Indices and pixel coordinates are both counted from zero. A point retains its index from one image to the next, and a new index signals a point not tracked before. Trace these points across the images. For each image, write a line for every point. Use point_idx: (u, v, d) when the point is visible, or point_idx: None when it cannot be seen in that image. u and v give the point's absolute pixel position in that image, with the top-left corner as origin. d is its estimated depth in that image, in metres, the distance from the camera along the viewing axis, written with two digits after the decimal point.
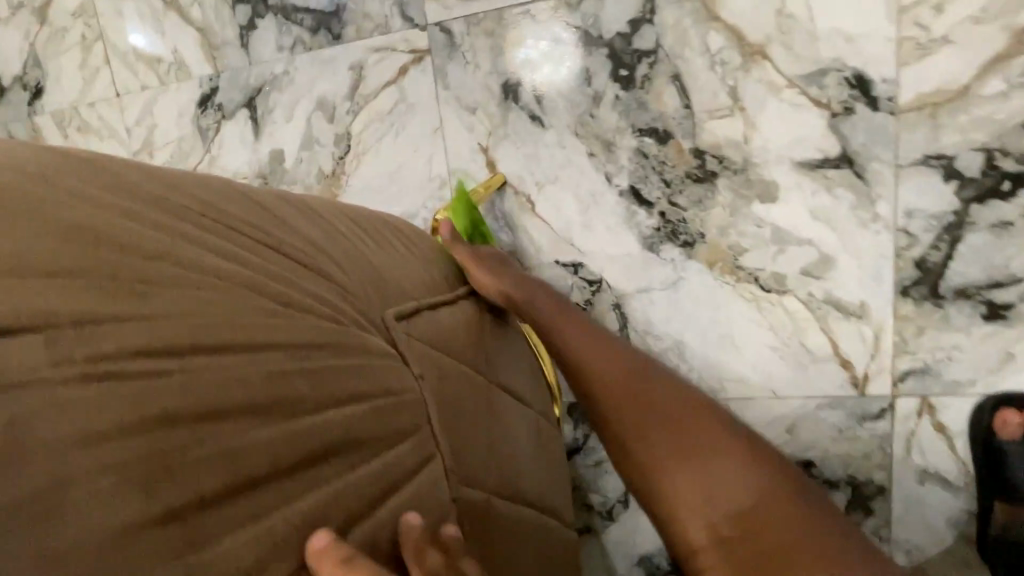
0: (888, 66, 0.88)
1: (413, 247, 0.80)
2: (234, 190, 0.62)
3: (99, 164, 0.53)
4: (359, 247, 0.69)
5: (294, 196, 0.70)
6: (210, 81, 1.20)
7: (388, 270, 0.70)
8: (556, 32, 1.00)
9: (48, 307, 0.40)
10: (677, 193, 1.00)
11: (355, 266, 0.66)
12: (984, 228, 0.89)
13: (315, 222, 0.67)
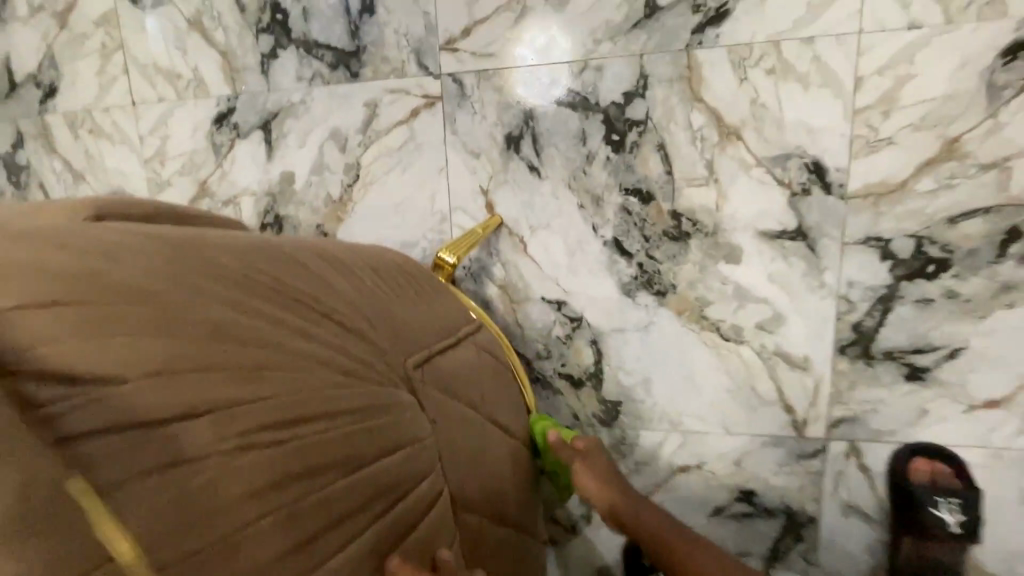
0: (840, 157, 1.02)
1: (425, 294, 0.89)
2: (292, 257, 0.69)
3: (183, 243, 0.58)
4: (384, 301, 0.77)
5: (324, 249, 0.76)
6: (227, 100, 1.27)
7: (407, 322, 0.79)
8: (554, 36, 1.08)
9: (189, 397, 0.48)
10: (654, 248, 1.13)
11: (383, 321, 0.74)
12: (910, 302, 1.04)
13: (348, 278, 0.74)
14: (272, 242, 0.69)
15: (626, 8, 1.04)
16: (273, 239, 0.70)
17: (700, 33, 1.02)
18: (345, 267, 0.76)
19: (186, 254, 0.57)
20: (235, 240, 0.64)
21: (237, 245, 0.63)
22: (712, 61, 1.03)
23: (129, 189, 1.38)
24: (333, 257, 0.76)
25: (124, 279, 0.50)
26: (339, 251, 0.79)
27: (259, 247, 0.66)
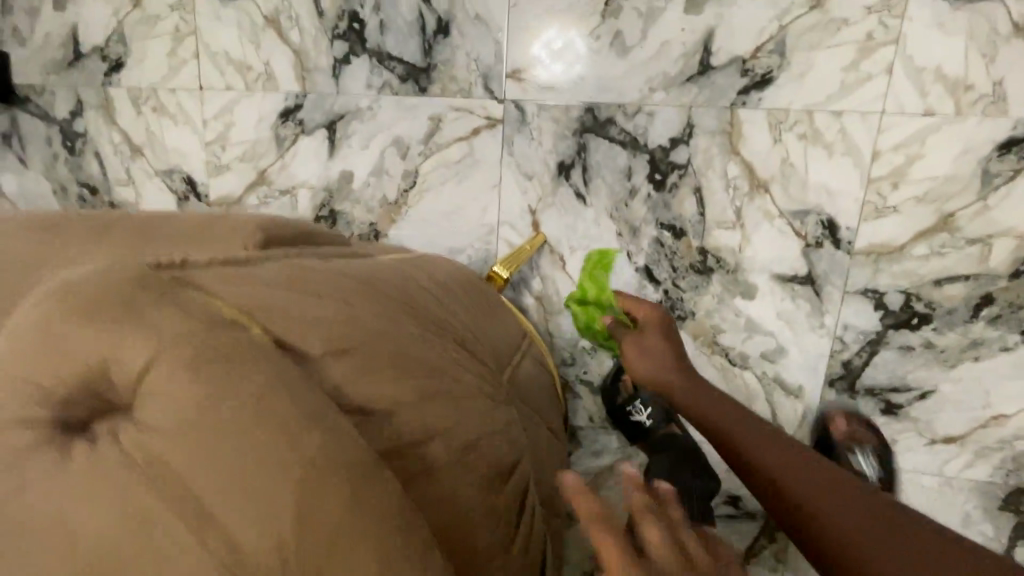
0: (852, 218, 1.16)
1: (491, 307, 1.01)
2: (420, 294, 0.82)
3: (361, 290, 0.71)
4: (473, 313, 0.92)
5: (422, 271, 0.91)
6: (295, 97, 1.34)
7: (492, 332, 0.93)
8: (569, 41, 1.19)
9: (417, 421, 0.62)
10: (680, 278, 1.26)
11: (479, 331, 0.89)
12: (894, 348, 1.21)
13: (448, 295, 0.89)
14: (389, 269, 0.84)
15: (682, 63, 1.15)
16: (389, 266, 0.85)
17: (745, 94, 1.14)
18: (441, 284, 0.91)
19: (367, 298, 0.71)
20: (369, 269, 0.79)
21: (374, 273, 0.78)
22: (752, 121, 1.15)
23: (188, 168, 1.45)
24: (439, 287, 0.89)
25: (346, 324, 0.63)
26: (432, 272, 0.93)
27: (385, 274, 0.81)
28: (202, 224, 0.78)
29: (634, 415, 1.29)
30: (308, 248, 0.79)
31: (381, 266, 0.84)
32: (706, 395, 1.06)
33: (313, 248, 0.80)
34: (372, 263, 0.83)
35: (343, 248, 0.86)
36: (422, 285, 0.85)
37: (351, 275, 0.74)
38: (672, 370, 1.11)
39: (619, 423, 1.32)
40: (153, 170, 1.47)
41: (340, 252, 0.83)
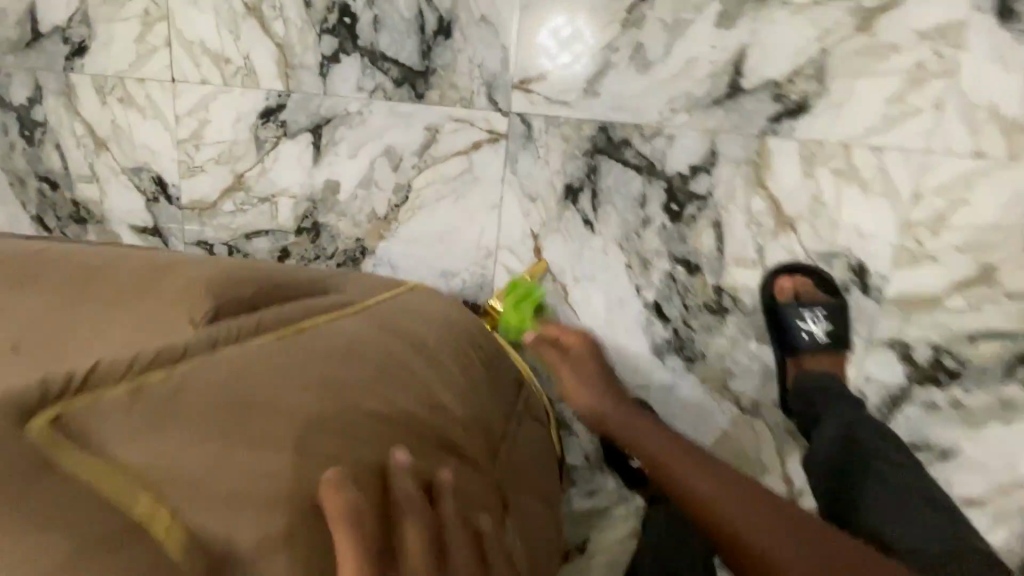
0: (884, 264, 1.06)
1: (484, 347, 0.93)
2: (382, 358, 0.74)
3: (303, 391, 0.63)
4: (462, 363, 0.84)
5: (404, 320, 0.84)
6: (278, 96, 1.21)
7: (482, 385, 0.85)
8: (580, 32, 1.06)
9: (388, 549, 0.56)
10: (692, 316, 1.16)
11: (465, 385, 0.81)
12: (917, 403, 1.12)
13: (432, 349, 0.81)
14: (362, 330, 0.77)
15: (709, 83, 1.03)
16: (362, 324, 0.78)
17: (777, 122, 1.03)
18: (426, 334, 0.83)
19: (311, 400, 0.63)
20: (335, 338, 0.73)
21: (339, 344, 0.72)
22: (783, 151, 1.04)
23: (158, 168, 1.32)
24: (407, 336, 0.80)
25: (284, 458, 0.57)
26: (415, 320, 0.86)
27: (353, 339, 0.74)
28: (143, 291, 0.74)
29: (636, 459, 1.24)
30: (271, 311, 0.74)
31: (352, 326, 0.77)
32: (639, 422, 1.03)
33: (278, 309, 0.75)
34: (341, 326, 0.77)
35: (315, 303, 0.80)
36: (385, 342, 0.77)
37: (308, 355, 0.68)
38: (605, 401, 1.08)
39: (618, 466, 1.29)
40: (120, 167, 1.34)
41: (309, 310, 0.77)
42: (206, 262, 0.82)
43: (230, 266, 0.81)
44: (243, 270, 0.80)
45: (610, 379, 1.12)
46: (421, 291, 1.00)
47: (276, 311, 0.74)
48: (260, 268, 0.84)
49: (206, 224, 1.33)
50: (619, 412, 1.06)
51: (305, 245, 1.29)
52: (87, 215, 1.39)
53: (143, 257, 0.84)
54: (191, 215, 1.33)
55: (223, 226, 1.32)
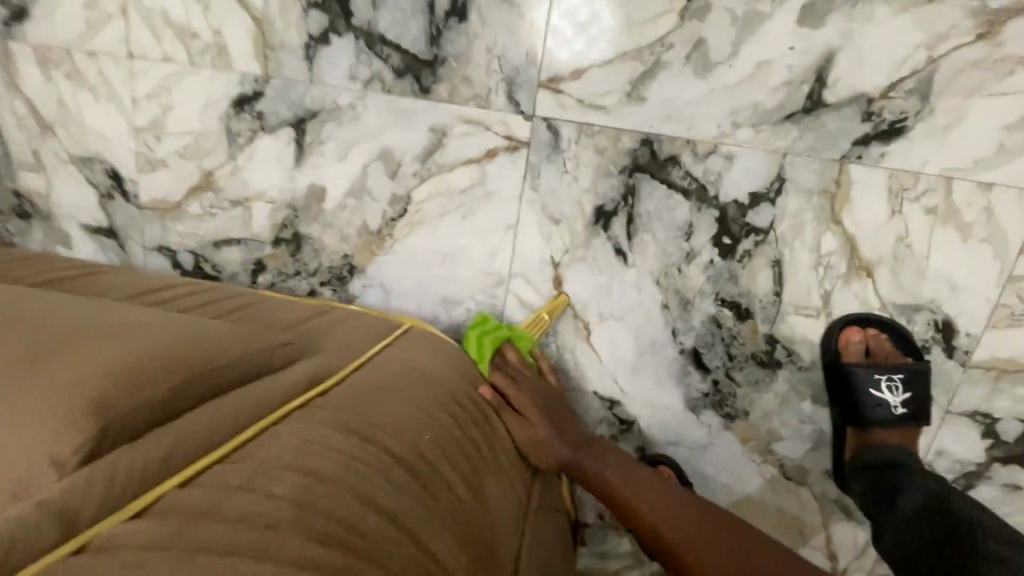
0: (976, 323, 0.88)
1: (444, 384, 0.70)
2: (309, 453, 0.50)
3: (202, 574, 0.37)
4: (460, 467, 0.61)
5: (381, 407, 0.60)
6: (255, 82, 1.01)
7: (487, 499, 0.62)
8: (598, 12, 0.87)
9: None
10: (736, 368, 0.97)
11: (467, 502, 0.58)
12: (997, 485, 0.95)
13: (422, 452, 0.58)
14: (319, 434, 0.53)
15: (782, 94, 0.85)
16: (319, 423, 0.54)
17: (864, 145, 0.84)
18: (412, 426, 0.59)
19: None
20: (279, 458, 0.49)
21: (284, 468, 0.48)
22: (866, 181, 0.86)
23: (112, 159, 1.12)
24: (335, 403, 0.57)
25: None
26: (397, 403, 0.61)
27: (306, 456, 0.50)
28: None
29: None
30: (185, 426, 0.49)
31: (304, 430, 0.53)
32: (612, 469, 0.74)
33: (195, 422, 0.49)
34: (288, 433, 0.52)
35: (255, 392, 0.55)
36: (309, 422, 0.54)
37: (236, 500, 0.44)
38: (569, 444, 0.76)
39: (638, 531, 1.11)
40: (68, 156, 1.14)
41: (245, 415, 0.53)
42: (86, 318, 0.53)
43: (124, 326, 0.52)
44: (145, 331, 0.52)
45: (564, 417, 0.80)
46: (405, 343, 0.77)
47: (193, 425, 0.49)
48: (177, 322, 0.56)
49: (168, 227, 1.13)
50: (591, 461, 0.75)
51: (282, 258, 1.09)
52: (31, 209, 1.19)
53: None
54: (150, 215, 1.13)
55: (187, 231, 1.12)
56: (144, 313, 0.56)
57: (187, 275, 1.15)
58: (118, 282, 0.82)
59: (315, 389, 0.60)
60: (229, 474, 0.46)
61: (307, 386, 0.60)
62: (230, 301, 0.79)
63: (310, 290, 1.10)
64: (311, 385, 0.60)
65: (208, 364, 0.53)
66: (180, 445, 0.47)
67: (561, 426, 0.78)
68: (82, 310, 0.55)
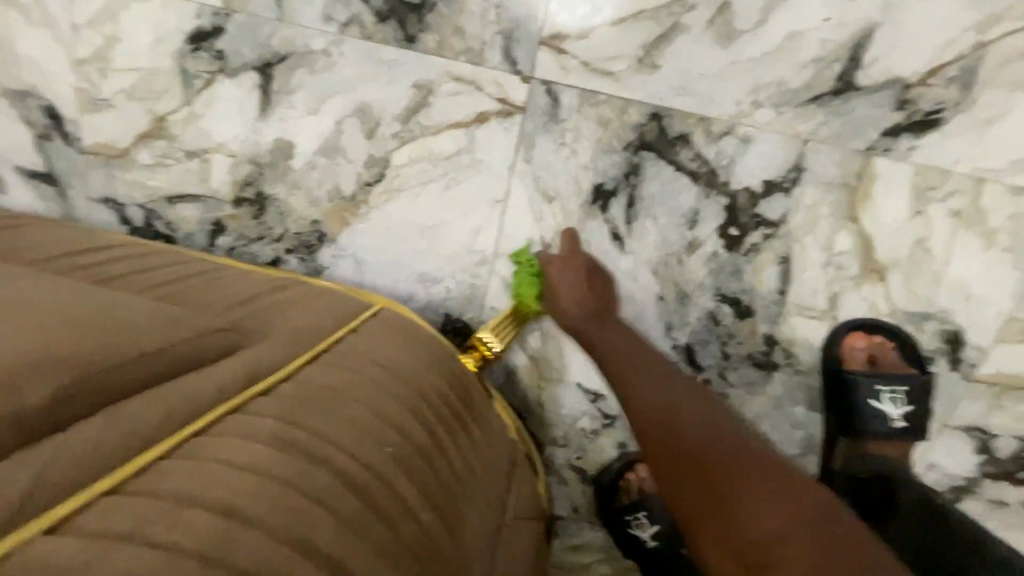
0: (986, 336, 0.83)
1: (410, 378, 0.62)
2: (233, 472, 0.43)
3: None
4: (422, 482, 0.54)
5: (330, 414, 0.52)
6: (214, 16, 0.88)
7: (456, 516, 0.56)
8: None
9: None
10: (730, 368, 0.90)
11: (429, 529, 0.51)
12: (984, 500, 0.91)
13: (379, 471, 0.50)
14: (250, 458, 0.45)
15: (810, 73, 0.76)
16: (252, 437, 0.47)
17: (893, 137, 0.77)
18: (367, 437, 0.52)
19: None
20: (192, 491, 0.41)
21: (194, 507, 0.40)
22: (891, 177, 0.78)
23: (49, 95, 0.98)
24: (279, 409, 0.50)
25: None
26: (353, 408, 0.54)
27: (228, 486, 0.42)
28: None
29: (632, 528, 0.98)
30: (69, 451, 0.40)
31: (229, 450, 0.45)
32: (613, 326, 0.83)
33: (82, 442, 0.41)
34: (210, 454, 0.44)
35: (169, 399, 0.47)
36: (243, 435, 0.47)
37: (118, 556, 0.35)
38: (588, 317, 0.82)
39: (610, 528, 1.00)
40: None
41: (156, 428, 0.45)
42: None
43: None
44: (29, 322, 0.43)
45: (601, 288, 0.84)
46: (370, 327, 0.68)
47: (82, 447, 0.41)
48: (80, 309, 0.47)
49: (114, 177, 1.01)
50: (603, 335, 0.81)
51: (244, 221, 0.98)
52: None
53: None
54: (93, 162, 1.00)
55: (136, 183, 1.00)
56: (35, 294, 0.47)
57: (136, 233, 1.03)
58: (45, 238, 0.72)
59: (251, 391, 0.51)
60: (116, 515, 0.38)
61: (245, 385, 0.52)
62: (170, 270, 0.69)
63: (274, 258, 1.00)
64: (248, 385, 0.52)
65: (106, 368, 0.44)
66: (53, 475, 0.38)
67: (592, 299, 0.83)
68: None
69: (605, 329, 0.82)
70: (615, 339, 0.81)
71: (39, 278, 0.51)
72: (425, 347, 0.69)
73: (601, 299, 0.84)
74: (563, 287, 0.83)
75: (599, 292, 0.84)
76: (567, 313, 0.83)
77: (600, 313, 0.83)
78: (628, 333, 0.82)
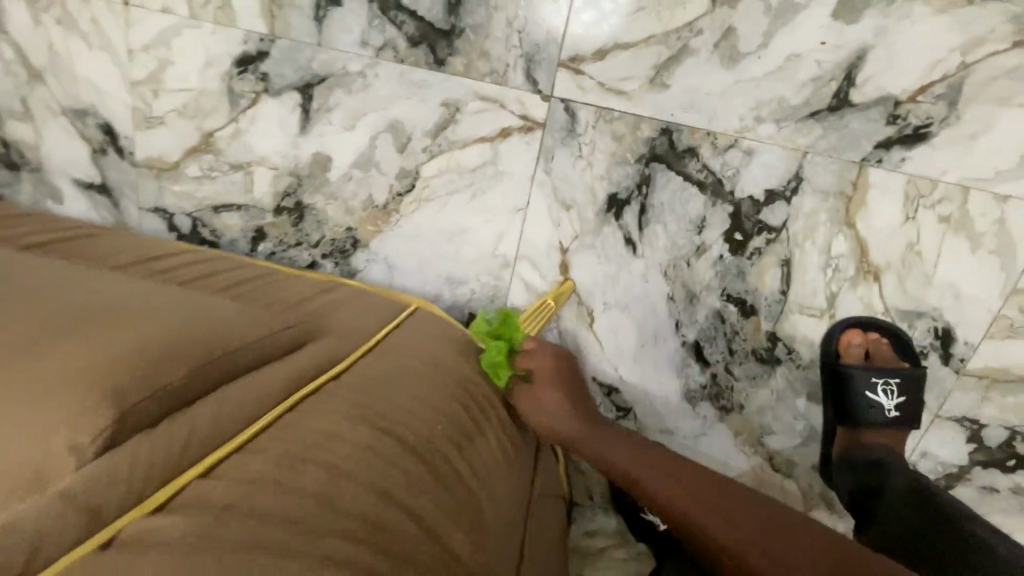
0: (976, 333, 0.89)
1: (455, 363, 0.72)
2: (325, 434, 0.53)
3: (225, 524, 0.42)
4: (470, 447, 0.63)
5: (393, 391, 0.61)
6: (260, 41, 0.96)
7: (500, 476, 0.66)
8: None
9: None
10: (736, 363, 0.97)
11: (476, 494, 0.59)
12: (975, 486, 0.97)
13: (436, 437, 0.60)
14: (336, 427, 0.54)
15: (808, 91, 0.83)
16: (333, 411, 0.56)
17: (885, 149, 0.83)
18: (424, 409, 0.61)
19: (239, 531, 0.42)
20: (295, 450, 0.50)
21: (302, 462, 0.49)
22: (884, 186, 0.85)
23: (106, 113, 1.07)
24: (354, 387, 0.60)
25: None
26: (411, 387, 0.63)
27: (322, 446, 0.51)
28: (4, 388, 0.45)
29: (645, 512, 1.04)
30: (201, 416, 0.50)
31: (316, 422, 0.54)
32: (605, 429, 0.77)
33: (211, 410, 0.51)
34: (302, 425, 0.54)
35: (268, 379, 0.57)
36: (329, 406, 0.56)
37: (255, 492, 0.45)
38: (576, 421, 0.77)
39: (625, 512, 1.07)
40: (60, 107, 1.09)
41: (260, 401, 0.54)
42: (102, 301, 0.54)
43: (135, 311, 0.53)
44: (160, 319, 0.53)
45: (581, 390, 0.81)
46: (416, 321, 0.77)
47: (210, 414, 0.51)
48: (193, 309, 0.57)
49: (164, 188, 1.09)
50: (606, 440, 0.76)
51: (283, 228, 1.07)
52: (20, 159, 1.15)
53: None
54: (145, 174, 1.09)
55: (185, 193, 1.09)
56: (155, 297, 0.57)
57: (184, 239, 1.12)
58: (119, 246, 0.81)
59: (327, 374, 0.61)
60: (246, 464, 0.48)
61: (319, 371, 0.61)
62: (240, 272, 0.78)
63: (311, 262, 1.08)
64: (324, 370, 0.61)
65: (221, 352, 0.54)
66: (197, 437, 0.49)
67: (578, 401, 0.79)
68: (96, 292, 0.55)
69: (592, 429, 0.77)
70: (607, 441, 0.76)
71: (150, 285, 0.61)
72: (463, 338, 0.78)
73: (586, 404, 0.80)
74: (546, 398, 0.77)
75: (583, 394, 0.81)
76: (558, 425, 0.76)
77: (589, 415, 0.79)
78: (617, 431, 0.78)
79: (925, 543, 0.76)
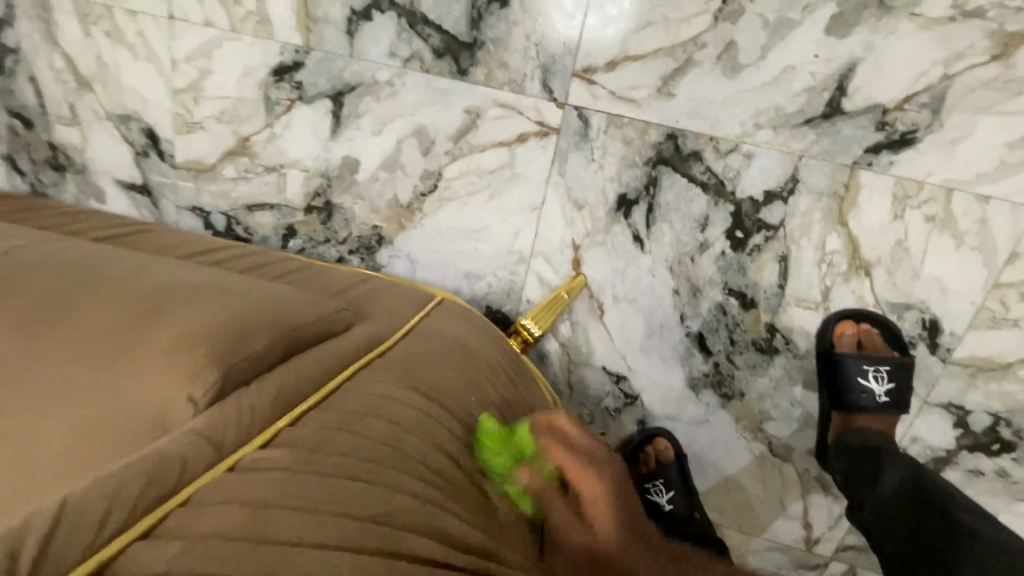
0: (960, 324, 0.96)
1: (485, 343, 0.81)
2: (382, 395, 0.63)
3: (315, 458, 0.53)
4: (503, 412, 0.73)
5: (434, 363, 0.71)
6: (295, 53, 1.04)
7: None
8: (626, 9, 0.91)
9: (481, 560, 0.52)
10: (737, 353, 1.04)
11: None
12: (962, 469, 1.04)
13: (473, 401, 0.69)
14: (390, 390, 0.63)
15: (803, 100, 0.90)
16: (385, 378, 0.65)
17: (874, 154, 0.90)
18: (461, 379, 0.71)
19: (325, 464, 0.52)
20: (361, 408, 0.60)
21: (371, 415, 0.59)
22: (874, 187, 0.92)
23: (149, 119, 1.14)
24: (402, 360, 0.69)
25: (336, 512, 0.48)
26: (449, 360, 0.73)
27: (380, 405, 0.61)
28: (126, 351, 0.55)
29: (651, 494, 1.07)
30: (280, 380, 0.60)
31: (373, 387, 0.64)
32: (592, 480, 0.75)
33: (287, 375, 0.61)
34: (362, 388, 0.63)
35: (329, 350, 0.66)
36: (382, 374, 0.66)
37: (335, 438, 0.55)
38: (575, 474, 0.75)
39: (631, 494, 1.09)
40: (106, 112, 1.17)
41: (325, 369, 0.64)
42: (191, 284, 0.64)
43: (219, 294, 0.63)
44: (240, 299, 0.63)
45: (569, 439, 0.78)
46: (449, 306, 0.87)
47: (286, 378, 0.60)
48: (263, 291, 0.66)
49: (202, 189, 1.17)
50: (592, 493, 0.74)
51: (313, 226, 1.14)
52: (66, 161, 1.23)
53: (99, 265, 0.65)
54: (184, 176, 1.17)
55: (221, 193, 1.16)
56: (231, 282, 0.67)
57: (218, 236, 1.19)
58: (173, 241, 0.89)
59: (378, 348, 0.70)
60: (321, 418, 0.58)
61: (371, 346, 0.70)
62: (290, 263, 0.87)
63: (338, 257, 1.15)
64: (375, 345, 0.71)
65: (290, 328, 0.63)
66: (280, 394, 0.58)
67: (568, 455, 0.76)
68: (185, 277, 0.65)
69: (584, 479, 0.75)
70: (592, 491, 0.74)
71: (224, 272, 0.70)
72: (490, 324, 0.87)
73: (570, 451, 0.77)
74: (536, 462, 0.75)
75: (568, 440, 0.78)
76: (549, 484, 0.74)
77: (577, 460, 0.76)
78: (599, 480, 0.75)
79: (922, 546, 0.80)
